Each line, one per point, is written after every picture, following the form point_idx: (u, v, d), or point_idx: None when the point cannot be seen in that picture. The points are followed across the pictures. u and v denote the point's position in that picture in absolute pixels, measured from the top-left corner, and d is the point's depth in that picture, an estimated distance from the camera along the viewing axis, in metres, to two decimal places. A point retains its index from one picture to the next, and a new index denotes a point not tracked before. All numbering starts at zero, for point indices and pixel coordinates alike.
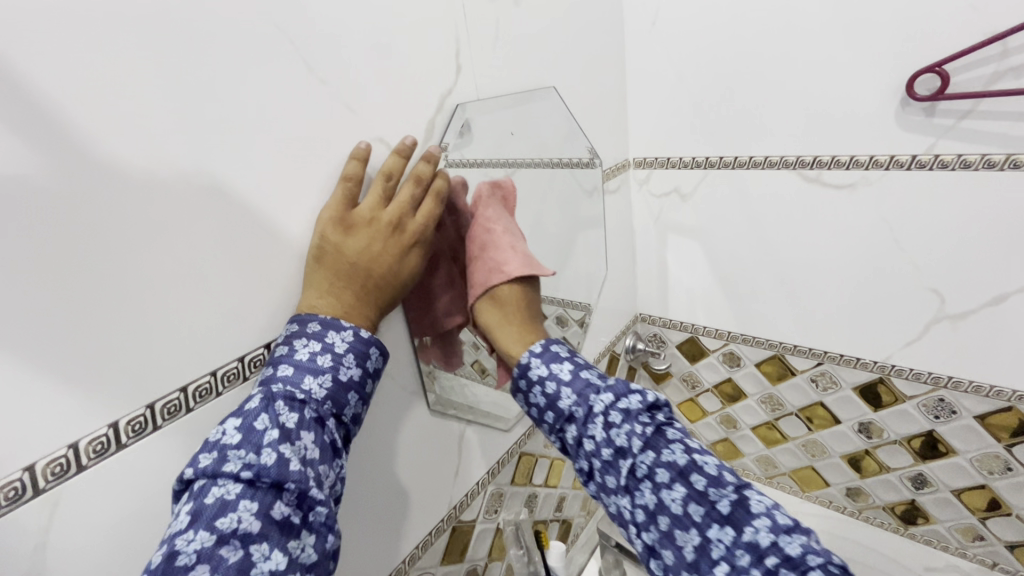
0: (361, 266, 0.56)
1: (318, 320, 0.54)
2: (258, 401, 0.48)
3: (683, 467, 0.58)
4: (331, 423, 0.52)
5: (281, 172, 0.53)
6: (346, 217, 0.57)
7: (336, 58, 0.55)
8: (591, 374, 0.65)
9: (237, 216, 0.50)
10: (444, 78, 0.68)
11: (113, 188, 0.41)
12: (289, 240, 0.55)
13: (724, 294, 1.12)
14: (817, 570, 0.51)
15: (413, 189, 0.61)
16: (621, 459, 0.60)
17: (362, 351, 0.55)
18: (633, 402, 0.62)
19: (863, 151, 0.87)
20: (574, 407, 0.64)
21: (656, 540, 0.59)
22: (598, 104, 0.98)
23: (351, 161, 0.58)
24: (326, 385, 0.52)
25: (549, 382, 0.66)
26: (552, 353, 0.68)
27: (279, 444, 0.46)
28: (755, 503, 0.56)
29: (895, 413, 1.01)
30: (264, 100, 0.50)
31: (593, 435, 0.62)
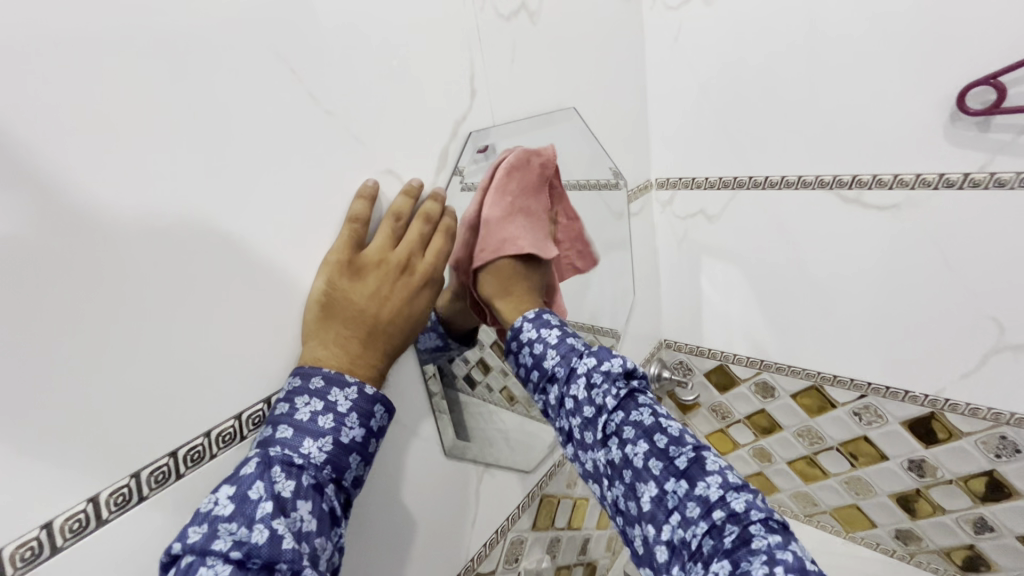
0: (369, 312, 0.52)
1: (321, 375, 0.49)
2: (254, 466, 0.43)
3: (650, 426, 0.55)
4: (331, 490, 0.47)
5: (284, 211, 0.49)
6: (354, 261, 0.53)
7: (342, 87, 0.52)
8: (576, 340, 0.62)
9: (235, 262, 0.46)
10: (458, 104, 0.64)
11: (94, 238, 0.37)
12: (292, 284, 0.51)
13: (756, 320, 1.05)
14: (759, 527, 0.49)
15: (421, 227, 0.57)
16: (598, 415, 0.57)
17: (366, 409, 0.50)
18: (614, 363, 0.58)
19: (908, 169, 0.80)
20: (557, 367, 0.60)
21: (620, 492, 0.55)
22: (618, 124, 0.93)
23: (357, 201, 0.54)
24: (326, 449, 0.47)
25: (538, 344, 0.63)
26: (544, 318, 0.65)
27: (272, 519, 0.42)
28: (710, 462, 0.52)
29: (950, 451, 0.93)
30: (265, 135, 0.46)
31: (575, 394, 0.58)
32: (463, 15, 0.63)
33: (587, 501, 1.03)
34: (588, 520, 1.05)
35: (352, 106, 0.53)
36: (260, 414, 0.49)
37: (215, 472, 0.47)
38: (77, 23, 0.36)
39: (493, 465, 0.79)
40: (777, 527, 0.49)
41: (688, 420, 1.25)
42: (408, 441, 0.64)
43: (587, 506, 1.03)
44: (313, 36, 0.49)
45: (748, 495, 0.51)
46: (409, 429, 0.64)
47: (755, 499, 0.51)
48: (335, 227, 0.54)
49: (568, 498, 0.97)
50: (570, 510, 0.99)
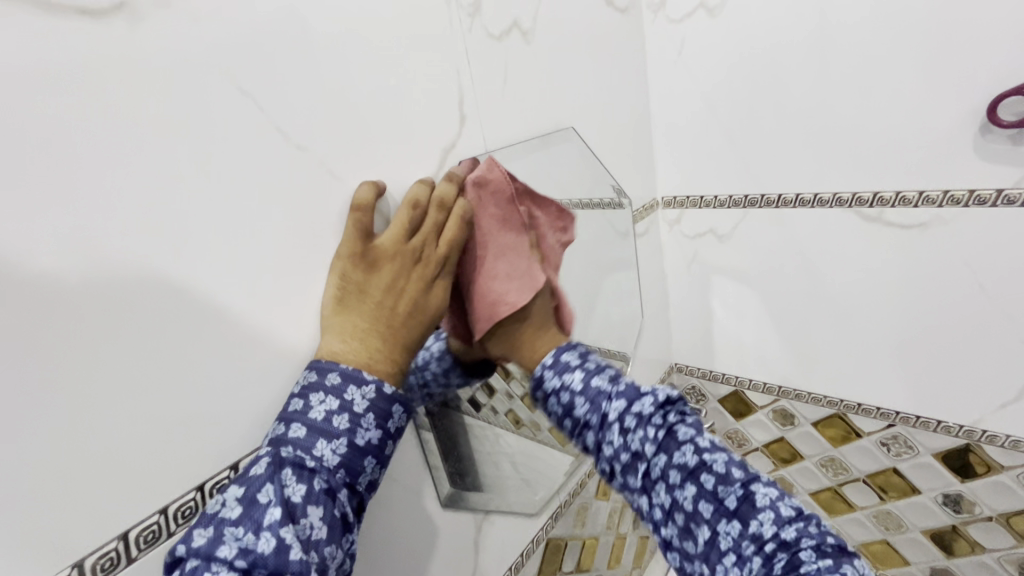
0: (384, 304, 0.48)
1: (338, 371, 0.45)
2: (264, 468, 0.41)
3: (694, 467, 0.48)
4: (343, 494, 0.44)
5: (253, 259, 0.45)
6: (365, 253, 0.49)
7: (315, 120, 0.48)
8: (602, 377, 0.55)
9: (198, 318, 0.42)
10: (446, 131, 0.60)
11: (24, 303, 0.33)
12: (263, 337, 0.46)
13: (774, 345, 0.99)
14: (809, 552, 0.43)
15: (437, 214, 0.52)
16: (641, 463, 0.50)
17: (384, 409, 0.47)
18: (646, 404, 0.51)
19: (934, 186, 0.75)
20: (589, 414, 0.53)
21: (673, 535, 0.50)
22: (621, 144, 0.89)
23: (365, 188, 0.51)
24: (340, 451, 0.44)
25: (565, 392, 0.55)
26: (563, 361, 0.57)
27: (280, 527, 0.39)
28: (760, 496, 0.46)
29: (989, 486, 0.86)
30: (230, 179, 0.42)
31: (613, 443, 0.52)
32: (449, 37, 0.58)
33: (596, 540, 0.97)
34: (597, 559, 0.99)
35: (328, 140, 0.49)
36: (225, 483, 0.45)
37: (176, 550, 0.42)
38: (8, 70, 0.32)
39: (496, 510, 0.73)
40: (830, 551, 0.43)
41: None
42: (401, 496, 0.59)
43: (596, 545, 0.97)
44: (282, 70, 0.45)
45: (798, 523, 0.45)
46: (399, 483, 0.59)
47: (806, 525, 0.45)
48: (312, 271, 0.49)
49: (576, 538, 0.91)
50: (579, 551, 0.93)
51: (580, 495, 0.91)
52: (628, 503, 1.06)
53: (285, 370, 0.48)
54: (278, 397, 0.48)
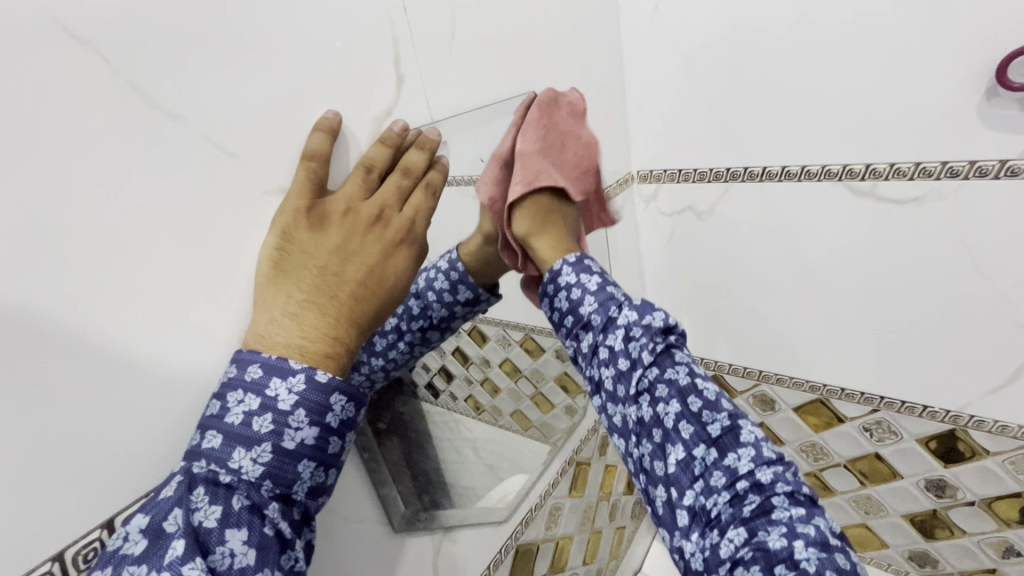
0: (332, 269, 0.41)
1: (260, 362, 0.37)
2: (172, 490, 0.34)
3: (685, 388, 0.46)
4: (273, 509, 0.37)
5: (121, 263, 0.34)
6: (315, 210, 0.43)
7: (195, 77, 0.37)
8: (618, 288, 0.52)
9: (36, 346, 0.31)
10: (380, 95, 0.49)
11: None
12: (145, 362, 0.36)
13: (755, 328, 0.93)
14: (782, 497, 0.41)
15: (399, 180, 0.47)
16: (635, 372, 0.47)
17: (320, 402, 0.37)
18: (657, 316, 0.48)
19: (932, 157, 0.68)
20: (593, 313, 0.50)
21: (647, 454, 0.47)
22: (591, 111, 0.80)
23: (315, 134, 0.44)
24: (263, 460, 0.36)
25: (575, 288, 0.52)
26: (584, 262, 0.53)
27: (183, 564, 0.32)
28: (746, 433, 0.44)
29: (973, 471, 0.83)
30: (71, 160, 0.32)
31: (610, 343, 0.49)
32: None
33: (571, 538, 0.93)
34: (573, 557, 0.95)
35: (218, 109, 0.38)
36: (96, 548, 0.34)
37: None
38: None
39: (461, 524, 0.66)
40: (802, 500, 0.42)
41: None
42: (345, 529, 0.51)
43: (571, 543, 0.93)
44: (139, 11, 0.34)
45: (777, 466, 0.43)
46: (341, 514, 0.50)
47: (785, 471, 0.43)
48: (208, 275, 0.39)
49: (549, 540, 0.86)
50: (553, 552, 0.88)
51: (553, 494, 0.85)
52: (603, 496, 1.01)
53: (179, 396, 0.38)
54: (168, 431, 0.38)
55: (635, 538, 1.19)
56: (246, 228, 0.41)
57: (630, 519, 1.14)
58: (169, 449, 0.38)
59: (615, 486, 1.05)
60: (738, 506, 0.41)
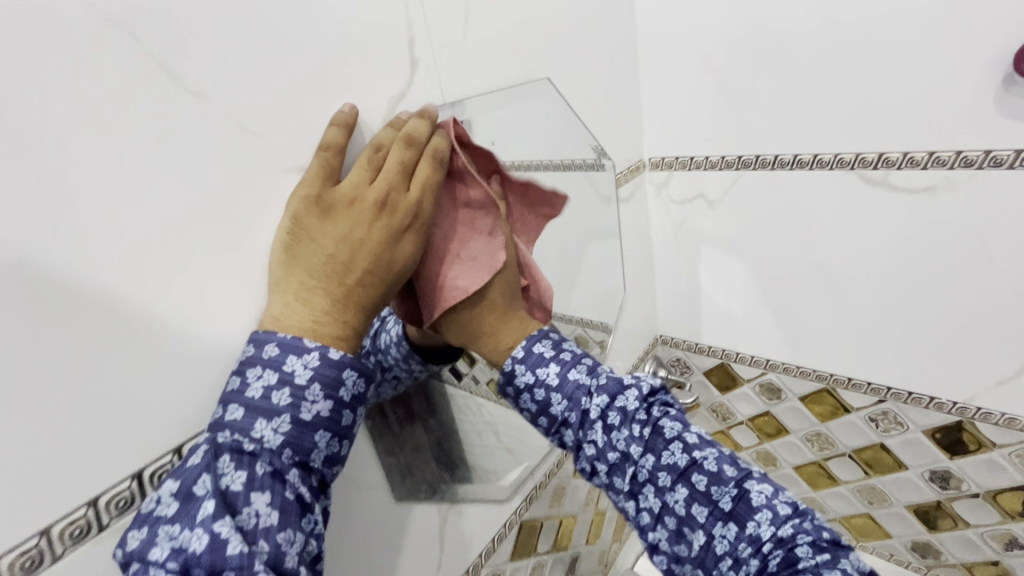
0: (339, 257, 0.41)
1: (276, 341, 0.39)
2: (198, 457, 0.36)
3: (684, 467, 0.46)
4: (294, 476, 0.38)
5: (150, 231, 0.37)
6: (324, 199, 0.43)
7: (221, 56, 0.39)
8: (579, 369, 0.51)
9: (73, 305, 0.33)
10: (394, 77, 0.51)
11: None
12: (171, 326, 0.39)
13: (763, 317, 0.94)
14: (807, 548, 0.42)
15: (404, 151, 0.44)
16: (627, 466, 0.48)
17: (334, 376, 0.40)
18: (629, 399, 0.49)
19: (946, 146, 0.68)
20: (567, 412, 0.50)
21: (663, 540, 0.48)
22: (604, 98, 0.80)
23: (331, 127, 0.45)
24: (283, 429, 0.38)
25: (539, 389, 0.52)
26: (535, 353, 0.53)
27: (214, 521, 0.34)
28: (755, 495, 0.45)
29: (980, 463, 0.83)
30: (105, 133, 0.34)
31: (593, 440, 0.49)
32: None
33: (574, 518, 0.95)
34: (576, 537, 0.97)
35: (242, 88, 0.40)
36: (127, 495, 0.37)
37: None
38: None
39: (465, 499, 0.68)
40: (827, 545, 0.42)
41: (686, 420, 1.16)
42: (353, 495, 0.53)
43: (574, 523, 0.95)
44: None
45: (794, 519, 0.44)
46: (350, 480, 0.52)
47: (802, 521, 0.44)
48: (230, 247, 0.41)
49: (552, 519, 0.88)
50: (556, 531, 0.90)
51: (557, 474, 0.87)
52: None
53: (202, 358, 0.41)
54: (191, 390, 0.40)
55: None
56: (266, 202, 0.43)
57: None
58: (191, 410, 0.41)
59: None
60: (770, 572, 0.42)
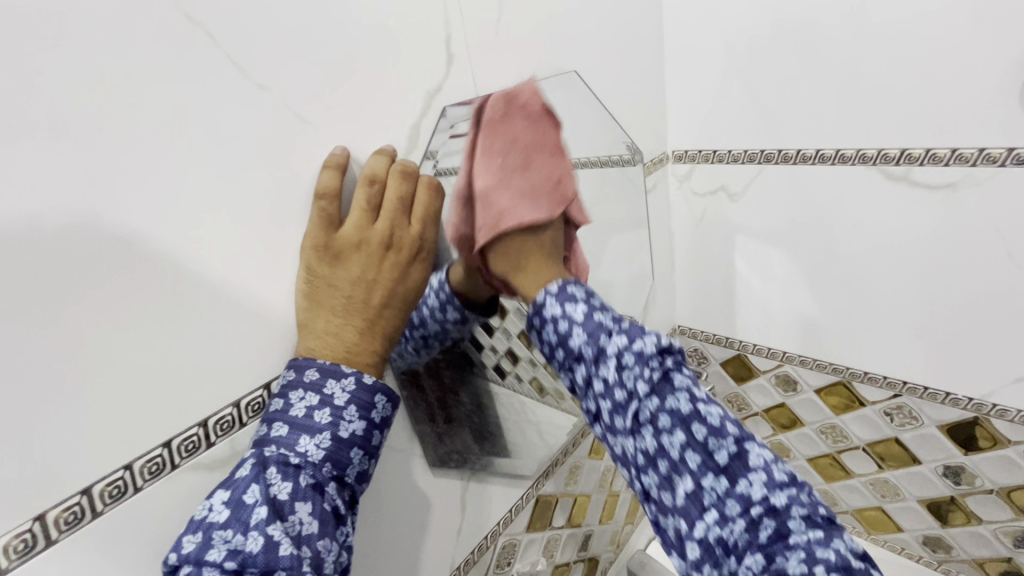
0: (358, 297, 0.46)
1: (316, 367, 0.44)
2: (248, 469, 0.41)
3: (687, 415, 0.46)
4: (331, 488, 0.44)
5: (216, 210, 0.41)
6: (331, 245, 0.46)
7: (281, 55, 0.43)
8: (604, 313, 0.50)
9: (152, 273, 0.39)
10: (431, 73, 0.55)
11: None
12: (231, 295, 0.43)
13: (781, 310, 0.95)
14: (797, 520, 0.44)
15: (399, 186, 0.49)
16: (631, 404, 0.47)
17: (366, 400, 0.46)
18: (648, 343, 0.48)
19: (970, 143, 0.69)
20: (584, 346, 0.49)
21: (652, 484, 0.48)
22: (629, 91, 0.82)
23: (324, 172, 0.47)
24: (324, 445, 0.43)
25: (559, 322, 0.51)
26: (569, 291, 0.52)
27: (268, 525, 0.39)
28: (754, 457, 0.46)
29: (993, 459, 0.84)
30: (183, 123, 0.39)
31: (604, 376, 0.48)
32: None
33: (588, 497, 0.98)
34: (589, 515, 1.01)
35: (298, 83, 0.45)
36: (195, 439, 0.43)
37: (142, 509, 0.41)
38: None
39: (488, 469, 0.73)
40: (820, 522, 0.44)
41: None
42: (386, 456, 0.58)
43: (588, 502, 0.99)
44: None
45: (790, 488, 0.45)
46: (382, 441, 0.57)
47: (796, 492, 0.45)
48: (283, 226, 0.46)
49: (567, 496, 0.92)
50: (570, 508, 0.94)
51: (574, 453, 0.90)
52: None
53: (256, 325, 0.46)
54: (249, 353, 0.46)
55: None
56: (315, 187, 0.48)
57: None
58: (246, 370, 0.46)
59: None
60: (756, 535, 0.44)
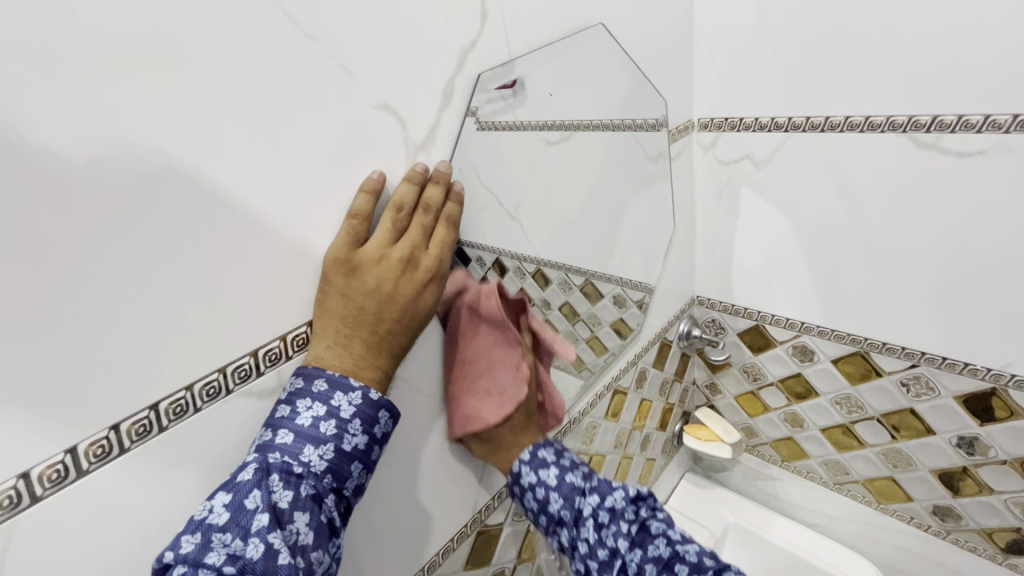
0: (369, 310, 0.50)
1: (324, 378, 0.48)
2: (251, 474, 0.44)
3: (668, 558, 0.64)
4: (329, 500, 0.47)
5: (268, 154, 0.44)
6: (351, 258, 0.50)
7: (328, 5, 0.45)
8: (574, 474, 0.68)
9: (212, 210, 0.42)
10: (466, 29, 0.56)
11: (59, 180, 0.34)
12: (281, 236, 0.47)
13: (802, 280, 0.96)
14: None
15: (423, 219, 0.54)
16: (616, 559, 0.64)
17: (370, 415, 0.50)
18: (618, 499, 0.66)
19: (1004, 109, 0.68)
20: (563, 511, 0.66)
21: None
22: (657, 56, 0.82)
23: (360, 195, 0.51)
24: (326, 457, 0.47)
25: (540, 489, 0.68)
26: (540, 458, 0.68)
27: (268, 533, 0.42)
28: None
29: (1007, 430, 0.85)
30: (240, 69, 0.41)
31: (586, 537, 0.65)
32: None
33: (603, 456, 1.01)
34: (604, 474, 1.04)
35: (342, 32, 0.47)
36: (246, 367, 0.46)
37: (202, 427, 0.45)
38: None
39: None
40: None
41: (717, 379, 1.20)
42: (416, 400, 0.62)
43: (604, 460, 1.02)
44: None
45: None
46: (410, 386, 0.61)
47: None
48: (326, 174, 0.49)
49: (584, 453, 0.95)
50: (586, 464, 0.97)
51: (591, 413, 0.93)
52: (637, 426, 1.09)
53: (301, 266, 0.49)
54: (295, 292, 0.49)
55: (663, 474, 1.27)
56: (357, 136, 0.50)
57: (659, 453, 1.22)
58: (292, 308, 0.49)
59: (648, 420, 1.12)
60: None
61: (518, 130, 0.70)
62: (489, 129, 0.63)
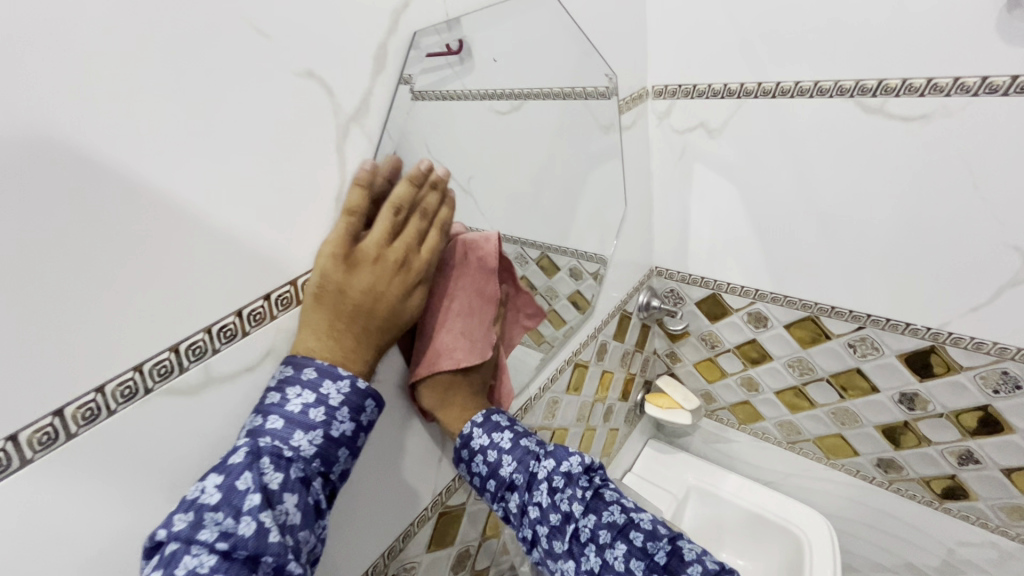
0: (364, 306, 0.51)
1: (314, 366, 0.47)
2: (243, 456, 0.42)
3: (622, 525, 0.59)
4: (317, 483, 0.47)
5: (174, 124, 0.39)
6: (349, 254, 0.51)
7: None
8: (529, 440, 0.63)
9: (110, 189, 0.37)
10: None
11: None
12: (196, 218, 0.42)
13: (755, 247, 0.96)
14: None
15: (419, 223, 0.55)
16: (568, 524, 0.59)
17: (358, 403, 0.49)
18: (573, 464, 0.61)
19: (946, 73, 0.69)
20: (516, 475, 0.61)
21: None
22: (607, 19, 0.79)
23: (355, 190, 0.52)
24: (316, 442, 0.46)
25: (492, 450, 0.62)
26: (493, 420, 0.64)
27: (260, 512, 0.41)
28: (686, 552, 0.59)
29: (945, 385, 0.90)
30: (129, 26, 0.36)
31: (538, 502, 0.60)
32: None
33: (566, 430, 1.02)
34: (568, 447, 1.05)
35: None
36: (167, 364, 0.42)
37: (119, 430, 0.40)
38: None
39: None
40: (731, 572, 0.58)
41: (676, 348, 1.22)
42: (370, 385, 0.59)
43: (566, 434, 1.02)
44: None
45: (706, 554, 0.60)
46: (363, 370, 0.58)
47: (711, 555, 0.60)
48: (246, 147, 0.44)
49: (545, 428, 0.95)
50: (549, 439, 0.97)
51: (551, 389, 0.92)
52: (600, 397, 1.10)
53: (224, 249, 0.44)
54: (220, 279, 0.45)
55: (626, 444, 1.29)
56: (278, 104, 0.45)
57: (622, 423, 1.23)
58: (219, 295, 0.45)
59: (609, 392, 1.13)
60: None
61: (462, 100, 0.66)
62: (427, 99, 0.59)
